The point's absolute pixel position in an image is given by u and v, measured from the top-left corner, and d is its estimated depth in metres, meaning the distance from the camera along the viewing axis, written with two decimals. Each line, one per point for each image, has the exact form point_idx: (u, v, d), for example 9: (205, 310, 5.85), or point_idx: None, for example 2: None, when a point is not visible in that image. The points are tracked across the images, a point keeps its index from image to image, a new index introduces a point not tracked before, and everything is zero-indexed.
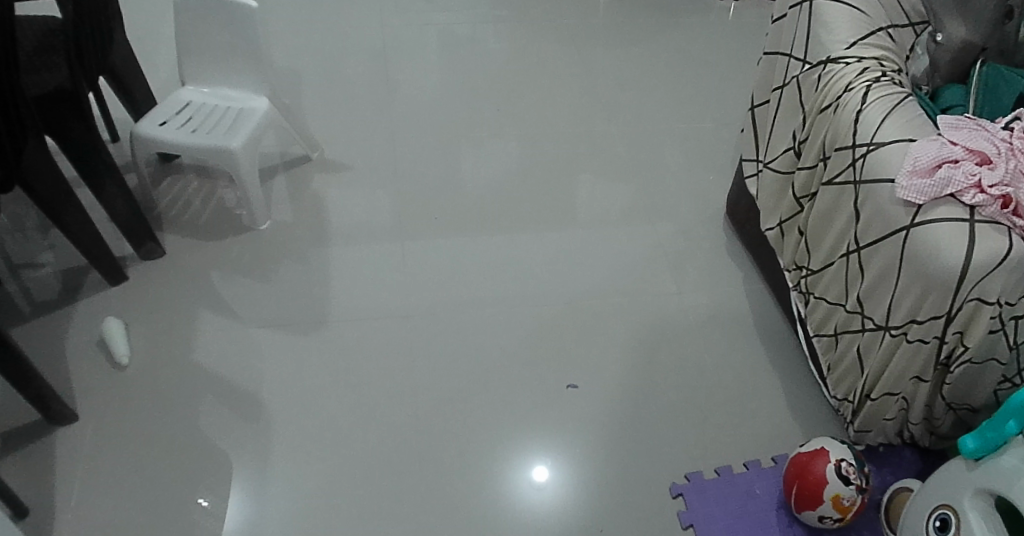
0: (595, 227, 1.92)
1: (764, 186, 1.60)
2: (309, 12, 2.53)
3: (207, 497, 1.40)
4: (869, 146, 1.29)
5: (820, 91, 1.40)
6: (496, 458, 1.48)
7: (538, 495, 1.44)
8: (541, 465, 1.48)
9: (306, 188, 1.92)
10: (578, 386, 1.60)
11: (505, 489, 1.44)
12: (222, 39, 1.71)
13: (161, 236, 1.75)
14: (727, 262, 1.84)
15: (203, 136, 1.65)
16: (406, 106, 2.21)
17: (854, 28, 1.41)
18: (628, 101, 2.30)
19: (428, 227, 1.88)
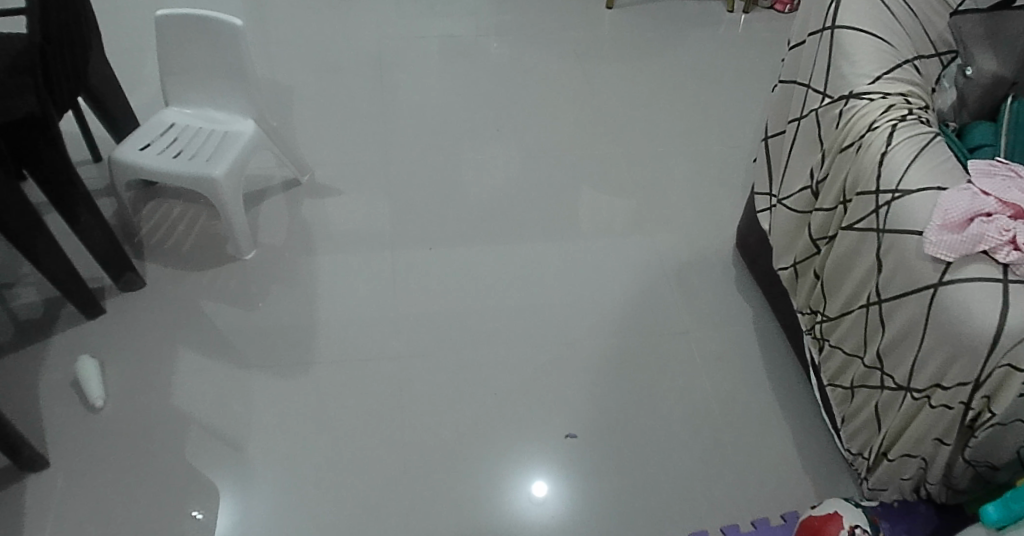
0: (599, 255, 1.81)
1: (777, 223, 1.49)
2: (303, 23, 2.45)
3: (199, 509, 1.36)
4: (895, 193, 1.18)
5: (841, 128, 1.29)
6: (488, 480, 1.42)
7: (538, 510, 1.39)
8: (540, 481, 1.43)
9: (294, 212, 1.82)
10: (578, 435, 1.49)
11: (503, 504, 1.40)
12: (205, 59, 1.62)
13: (142, 264, 1.66)
14: (737, 295, 1.74)
15: (186, 162, 1.56)
16: (401, 124, 2.12)
17: (878, 60, 1.28)
18: (634, 119, 2.20)
19: (423, 255, 1.78)
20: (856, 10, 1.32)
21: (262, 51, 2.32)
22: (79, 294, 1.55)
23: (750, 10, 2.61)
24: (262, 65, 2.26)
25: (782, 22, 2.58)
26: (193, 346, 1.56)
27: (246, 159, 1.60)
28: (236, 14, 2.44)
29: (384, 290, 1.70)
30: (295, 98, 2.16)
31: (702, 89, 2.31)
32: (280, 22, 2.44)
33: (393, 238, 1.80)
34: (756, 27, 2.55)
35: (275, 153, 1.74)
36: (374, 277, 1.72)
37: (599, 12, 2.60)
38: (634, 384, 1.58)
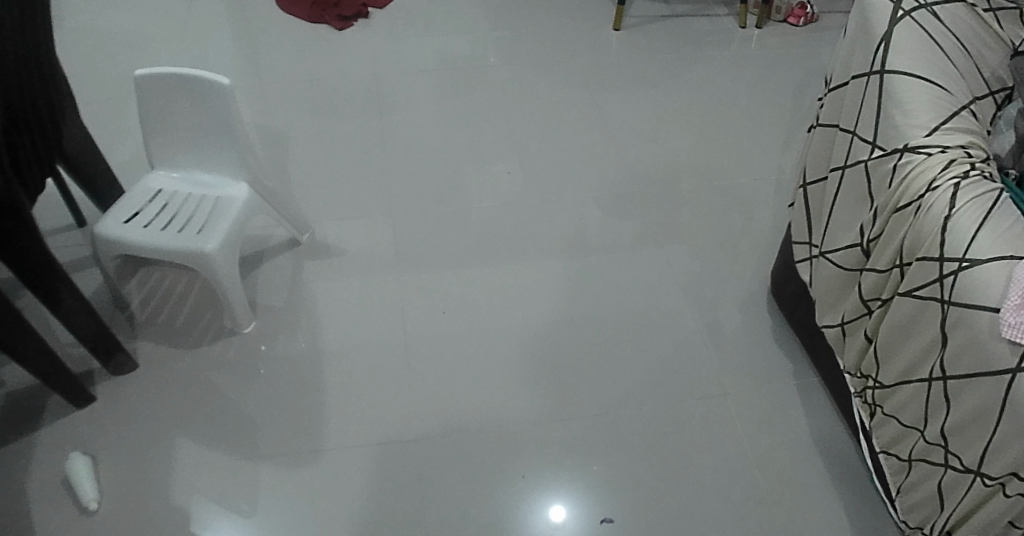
0: (623, 308, 1.69)
1: (820, 279, 1.35)
2: (296, 62, 2.33)
3: None
4: (963, 262, 1.04)
5: (894, 185, 1.15)
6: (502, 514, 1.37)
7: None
8: (557, 505, 1.39)
9: (295, 278, 1.70)
10: (614, 520, 1.37)
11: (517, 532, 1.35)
12: (190, 119, 1.49)
13: (134, 344, 1.54)
14: (774, 350, 1.62)
15: (174, 236, 1.44)
16: (404, 170, 1.99)
17: (933, 109, 1.14)
18: (649, 153, 2.08)
19: (434, 318, 1.65)
20: (906, 51, 1.19)
21: (254, 96, 2.20)
22: (66, 385, 1.42)
23: (763, 25, 2.49)
24: (255, 111, 2.15)
25: (799, 40, 2.45)
26: (190, 436, 1.44)
27: (241, 228, 1.48)
28: (227, 57, 2.33)
29: (395, 361, 1.57)
30: (291, 147, 2.04)
31: (719, 118, 2.19)
32: (273, 61, 2.32)
33: (402, 300, 1.68)
34: (771, 46, 2.43)
35: (271, 216, 1.61)
36: (382, 346, 1.59)
37: (605, 35, 2.49)
38: (669, 456, 1.45)
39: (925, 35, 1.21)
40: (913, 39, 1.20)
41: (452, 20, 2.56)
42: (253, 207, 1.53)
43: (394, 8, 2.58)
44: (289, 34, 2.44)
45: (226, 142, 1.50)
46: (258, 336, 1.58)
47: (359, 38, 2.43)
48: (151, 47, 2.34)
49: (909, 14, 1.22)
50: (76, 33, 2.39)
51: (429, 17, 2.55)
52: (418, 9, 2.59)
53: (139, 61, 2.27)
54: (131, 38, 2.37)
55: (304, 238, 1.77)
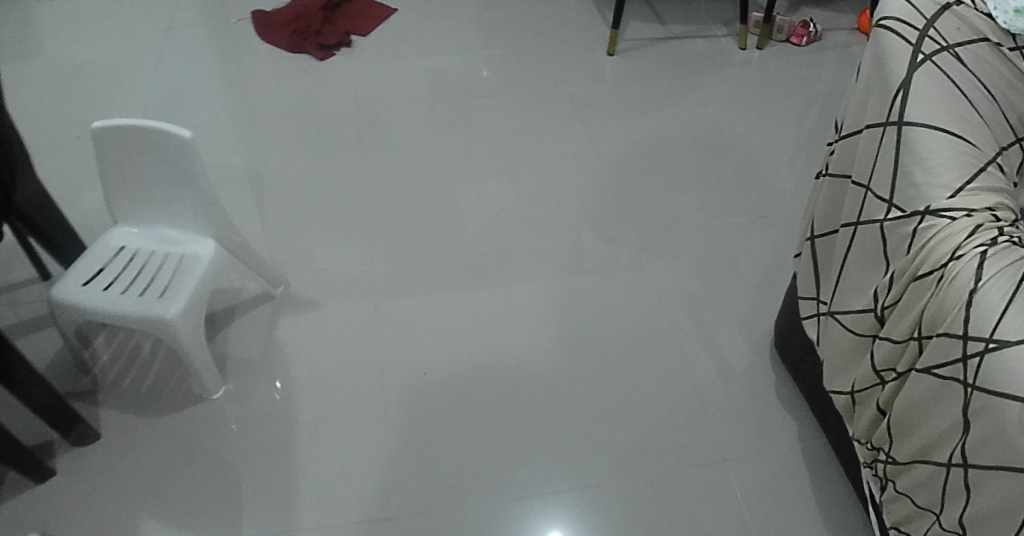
0: (614, 363, 1.59)
1: (831, 341, 1.25)
2: (275, 95, 2.24)
3: None
4: (990, 343, 0.93)
5: (913, 251, 1.03)
6: None
7: None
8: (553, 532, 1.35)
9: (268, 335, 1.61)
10: None
11: None
12: (152, 173, 1.40)
13: (97, 414, 1.47)
14: (777, 408, 1.51)
15: (136, 300, 1.34)
16: (386, 212, 1.90)
17: (958, 165, 1.03)
18: (642, 189, 1.99)
19: (415, 379, 1.56)
20: (927, 99, 1.07)
21: (230, 133, 2.12)
22: (25, 462, 1.34)
23: (764, 45, 2.41)
24: (233, 149, 2.07)
25: (799, 64, 2.36)
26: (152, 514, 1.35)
27: (207, 288, 1.39)
28: (204, 91, 2.25)
29: (371, 427, 1.48)
30: (266, 190, 1.96)
31: (715, 152, 2.10)
32: (251, 95, 2.24)
33: (381, 360, 1.59)
34: (770, 70, 2.34)
35: (242, 271, 1.53)
36: (359, 411, 1.50)
37: (599, 58, 2.40)
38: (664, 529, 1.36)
39: (948, 80, 1.09)
40: (934, 85, 1.08)
41: (442, 43, 2.48)
42: (221, 265, 1.45)
43: (379, 35, 2.50)
44: (272, 63, 2.36)
45: (190, 198, 1.41)
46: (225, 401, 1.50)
47: (342, 69, 2.35)
48: (126, 83, 2.26)
49: (930, 58, 1.10)
50: (50, 69, 2.32)
51: (415, 44, 2.47)
52: (403, 36, 2.50)
53: (114, 99, 2.20)
54: (106, 75, 2.30)
55: (278, 290, 1.68)
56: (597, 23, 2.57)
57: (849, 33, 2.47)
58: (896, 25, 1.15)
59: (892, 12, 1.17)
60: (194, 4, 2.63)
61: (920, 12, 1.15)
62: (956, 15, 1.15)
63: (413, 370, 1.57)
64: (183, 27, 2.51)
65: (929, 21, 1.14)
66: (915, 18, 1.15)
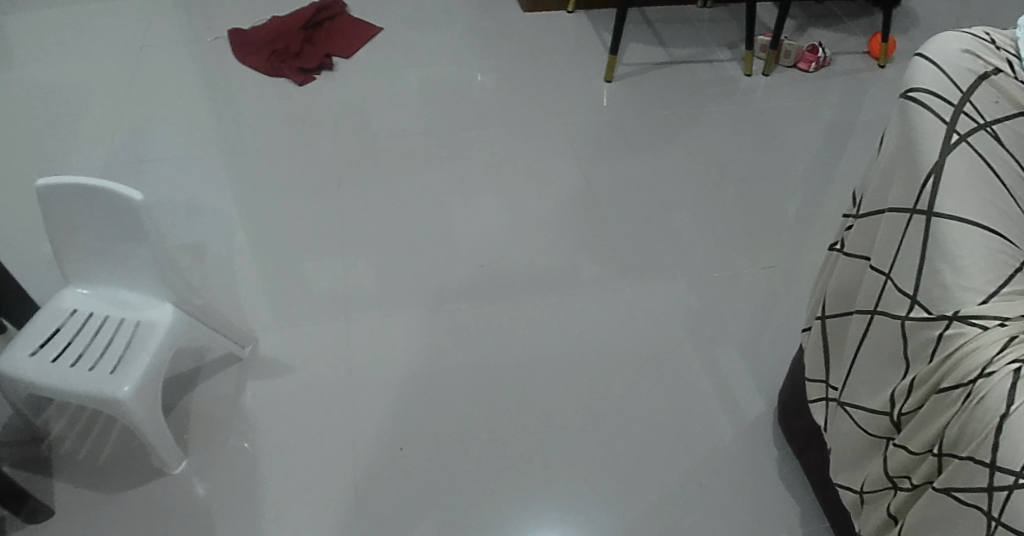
0: (600, 431, 1.52)
1: (838, 432, 1.16)
2: (259, 126, 2.17)
3: None
4: (1020, 478, 0.82)
5: (937, 359, 0.94)
6: None
7: None
8: None
9: (234, 402, 1.56)
10: None
11: None
12: (104, 234, 1.30)
13: (49, 488, 1.42)
14: (777, 488, 1.43)
15: (85, 374, 1.24)
16: (370, 259, 1.84)
17: (994, 266, 0.94)
18: (638, 231, 1.90)
19: (388, 455, 1.49)
20: (958, 189, 0.98)
21: (211, 169, 2.05)
22: None
23: (769, 72, 2.35)
24: (209, 187, 2.00)
25: (801, 95, 2.28)
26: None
27: (166, 360, 1.30)
28: (181, 121, 2.18)
29: (344, 506, 1.42)
30: (245, 234, 1.89)
31: (715, 187, 2.00)
32: (233, 126, 2.17)
33: (357, 432, 1.52)
34: (771, 102, 2.26)
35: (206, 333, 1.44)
36: (335, 489, 1.44)
37: (595, 85, 2.32)
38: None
39: (985, 164, 1.00)
40: (968, 171, 0.99)
41: (435, 66, 2.40)
42: (182, 332, 1.36)
43: (367, 60, 2.42)
44: (257, 89, 2.29)
45: (142, 252, 1.31)
46: (194, 477, 1.45)
47: (329, 96, 2.28)
48: (103, 115, 2.19)
49: (966, 138, 1.01)
50: (23, 96, 2.25)
51: (404, 69, 2.39)
52: (391, 60, 2.42)
53: (87, 131, 2.14)
54: (82, 106, 2.22)
55: (246, 351, 1.64)
56: (593, 46, 2.49)
57: (856, 59, 2.41)
58: (926, 97, 1.04)
59: (923, 83, 1.05)
60: (175, 25, 2.54)
61: (955, 83, 1.05)
62: (992, 85, 1.05)
63: (388, 444, 1.50)
64: (161, 49, 2.43)
65: (964, 94, 1.04)
66: (949, 90, 1.04)
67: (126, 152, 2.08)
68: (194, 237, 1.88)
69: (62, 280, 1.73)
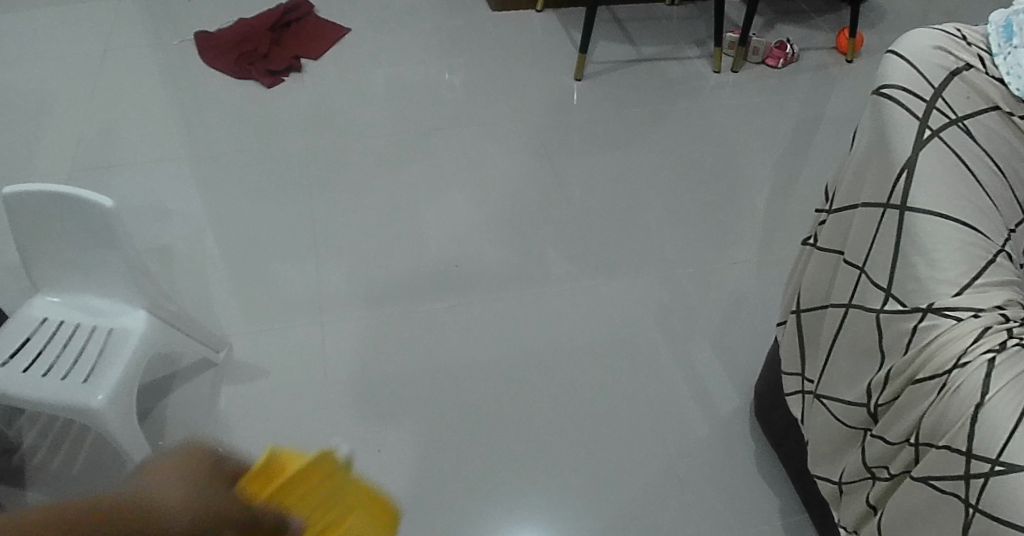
0: (579, 427, 1.52)
1: (815, 424, 1.17)
2: (227, 128, 2.15)
3: None
4: (996, 465, 0.84)
5: (912, 351, 0.96)
6: None
7: None
8: None
9: (209, 408, 1.54)
10: None
11: None
12: (74, 239, 1.28)
13: (21, 499, 1.40)
14: (755, 481, 1.45)
15: (56, 383, 1.21)
16: (345, 260, 1.83)
17: (966, 258, 0.96)
18: (612, 227, 1.91)
19: (368, 457, 1.48)
20: (930, 184, 1.00)
21: (180, 172, 2.02)
22: None
23: (738, 68, 2.37)
24: (178, 190, 1.97)
25: (770, 92, 2.31)
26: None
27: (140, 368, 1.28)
28: (146, 125, 2.15)
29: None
30: (217, 238, 1.87)
31: (687, 183, 2.02)
32: (201, 128, 2.14)
33: (335, 435, 1.51)
34: (740, 98, 2.28)
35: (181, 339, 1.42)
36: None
37: (566, 83, 2.33)
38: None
39: (956, 158, 1.03)
40: (939, 165, 1.02)
41: (405, 66, 2.39)
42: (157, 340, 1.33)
43: (337, 60, 2.40)
44: (225, 91, 2.26)
45: (113, 259, 1.29)
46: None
47: (298, 97, 2.26)
48: (67, 118, 2.15)
49: (937, 133, 1.04)
50: None
51: (375, 69, 2.37)
52: (361, 60, 2.41)
53: (49, 137, 2.09)
54: (45, 109, 2.18)
55: (220, 356, 1.62)
56: (563, 44, 2.50)
57: (823, 54, 2.45)
58: (900, 94, 1.08)
59: (897, 80, 1.09)
60: (139, 27, 2.50)
61: (927, 79, 1.08)
62: (964, 80, 1.09)
63: (367, 446, 1.50)
64: (124, 52, 2.39)
65: (937, 90, 1.08)
66: (921, 86, 1.08)
67: (91, 157, 2.04)
68: (162, 240, 1.85)
69: (28, 288, 1.69)
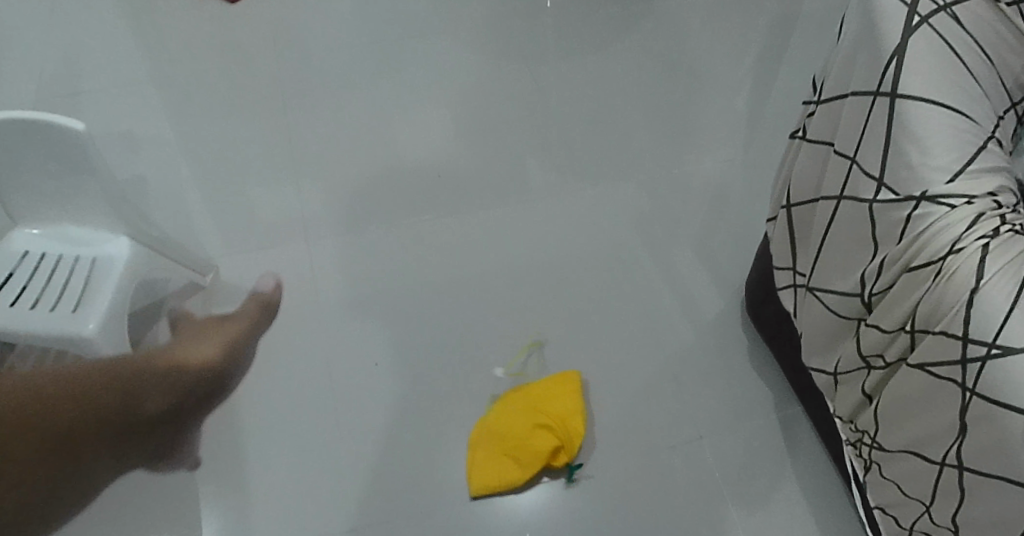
0: (571, 332, 1.54)
1: (808, 318, 1.20)
2: (191, 51, 2.07)
3: None
4: (993, 349, 0.88)
5: (906, 240, 0.97)
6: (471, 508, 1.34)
7: (519, 518, 1.34)
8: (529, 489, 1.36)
9: (200, 333, 1.54)
10: None
11: (481, 517, 1.34)
12: (49, 165, 1.29)
13: None
14: (748, 375, 1.48)
15: (47, 316, 1.29)
16: (324, 179, 1.79)
17: (957, 145, 0.96)
18: (594, 133, 1.88)
19: (366, 371, 1.49)
20: (921, 70, 1.00)
21: (148, 98, 1.96)
22: None
23: None
24: (146, 117, 1.92)
25: None
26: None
27: (128, 293, 1.35)
28: (107, 52, 2.07)
29: (327, 426, 1.43)
30: (191, 165, 1.82)
31: (667, 84, 1.99)
32: (164, 53, 2.07)
33: (331, 351, 1.52)
34: None
35: (164, 265, 1.47)
36: (316, 411, 1.45)
37: None
38: (636, 517, 1.34)
39: (945, 45, 1.02)
40: (930, 53, 1.01)
41: None
42: (141, 265, 1.39)
43: None
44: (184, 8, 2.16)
45: (91, 187, 1.33)
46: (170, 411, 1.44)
47: (262, 14, 2.17)
48: (26, 51, 2.08)
49: (926, 19, 1.02)
50: None
51: None
52: None
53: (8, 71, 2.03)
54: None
55: (207, 280, 1.59)
56: None
57: None
58: None
59: None
60: None
61: None
62: None
63: (364, 361, 1.50)
64: None
65: None
66: None
67: (56, 88, 1.99)
68: (135, 168, 1.81)
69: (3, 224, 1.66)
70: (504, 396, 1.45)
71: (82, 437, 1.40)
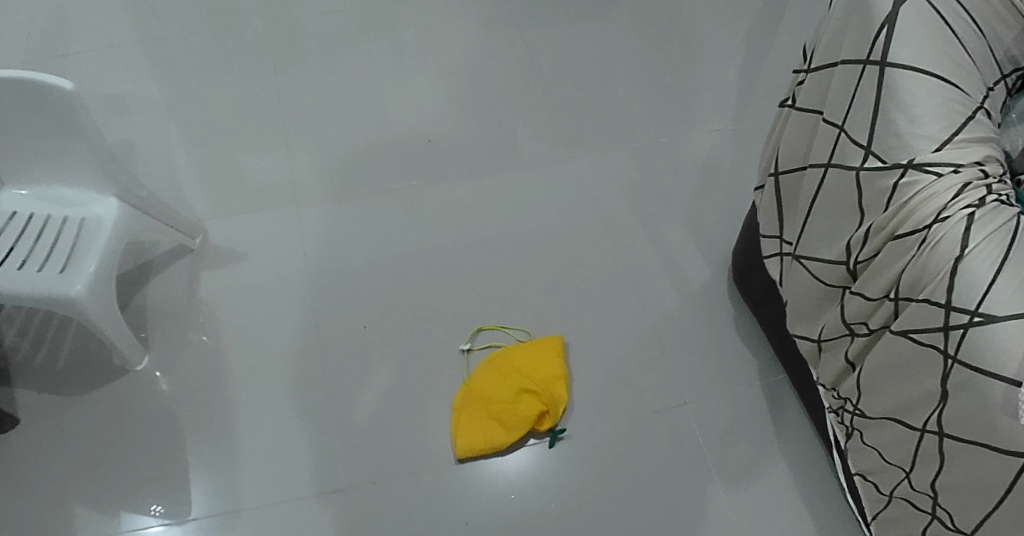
0: (560, 299, 1.55)
1: (794, 287, 1.21)
2: (181, 15, 2.05)
3: (160, 503, 1.33)
4: (975, 316, 0.89)
5: (893, 208, 0.98)
6: (458, 475, 1.36)
7: (507, 483, 1.35)
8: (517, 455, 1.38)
9: (189, 296, 1.54)
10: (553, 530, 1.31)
11: (469, 482, 1.35)
12: (41, 124, 1.29)
13: (11, 396, 1.42)
14: (733, 344, 1.49)
15: (34, 275, 1.27)
16: (313, 145, 1.78)
17: (945, 114, 0.97)
18: (584, 101, 1.87)
19: (354, 336, 1.50)
20: (912, 40, 1.00)
21: (136, 59, 1.94)
22: None
23: None
24: (133, 79, 1.90)
25: None
26: (89, 512, 1.32)
27: (117, 253, 1.35)
28: (95, 12, 2.05)
29: (315, 389, 1.44)
30: (178, 127, 1.81)
31: (660, 52, 1.97)
32: (153, 15, 2.05)
33: (319, 316, 1.52)
34: None
35: (153, 225, 1.47)
36: (303, 376, 1.45)
37: None
38: (620, 482, 1.35)
39: (937, 15, 1.02)
40: (921, 22, 1.01)
41: None
42: (129, 226, 1.39)
43: None
44: None
45: (81, 146, 1.32)
46: (158, 373, 1.45)
47: None
48: (14, 10, 2.05)
49: None
50: None
51: None
52: None
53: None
54: None
55: (196, 242, 1.60)
56: None
57: None
58: None
59: None
60: None
61: None
62: None
63: (352, 325, 1.51)
64: None
65: None
66: None
67: (43, 48, 1.97)
68: (122, 131, 1.80)
69: None
70: (487, 360, 1.46)
71: (73, 401, 1.42)
